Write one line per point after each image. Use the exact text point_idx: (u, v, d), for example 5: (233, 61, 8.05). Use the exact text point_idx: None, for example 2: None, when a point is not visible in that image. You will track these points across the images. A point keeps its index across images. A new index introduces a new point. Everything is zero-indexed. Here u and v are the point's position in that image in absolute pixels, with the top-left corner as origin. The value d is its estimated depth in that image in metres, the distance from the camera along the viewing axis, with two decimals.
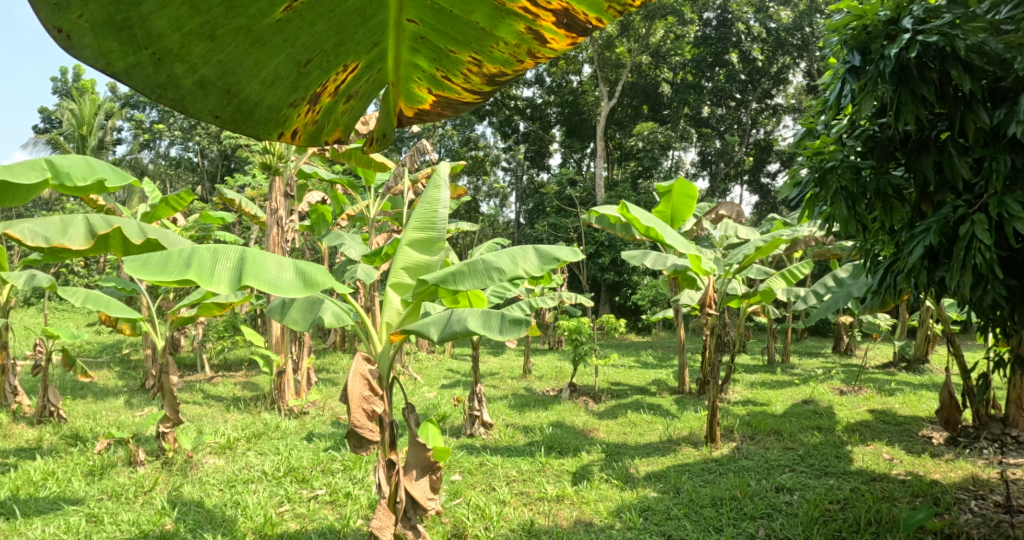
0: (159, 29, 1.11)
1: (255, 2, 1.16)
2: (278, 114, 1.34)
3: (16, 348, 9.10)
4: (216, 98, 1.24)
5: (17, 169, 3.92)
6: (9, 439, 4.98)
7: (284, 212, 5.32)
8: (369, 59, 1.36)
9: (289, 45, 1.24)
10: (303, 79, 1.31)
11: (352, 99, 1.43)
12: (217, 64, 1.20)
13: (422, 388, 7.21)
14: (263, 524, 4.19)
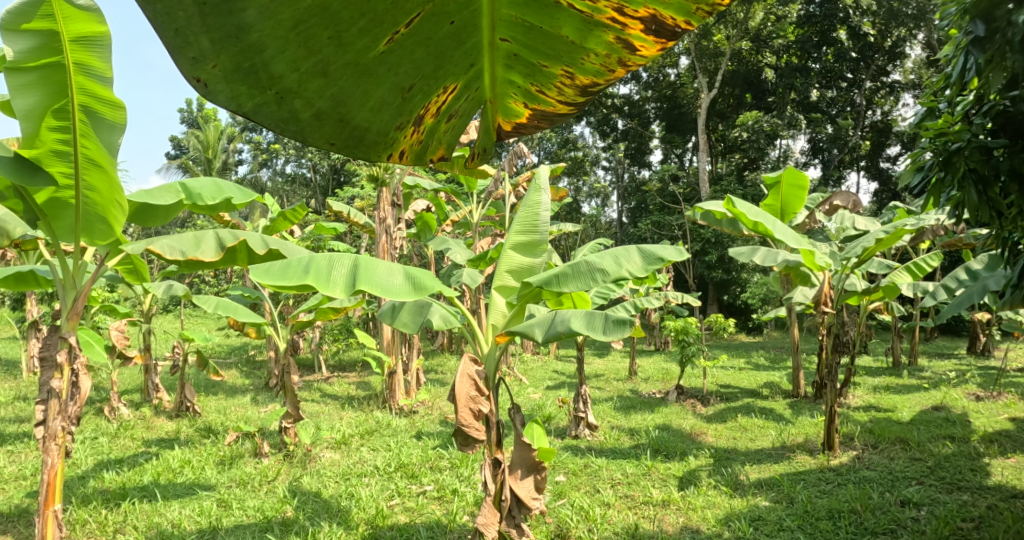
0: (280, 71, 1.20)
1: (359, 38, 1.23)
2: (386, 138, 1.38)
3: (159, 350, 10.16)
4: (331, 128, 1.31)
5: (156, 192, 4.62)
6: (152, 431, 5.59)
7: (391, 221, 5.65)
8: (467, 79, 1.38)
9: (392, 74, 1.29)
10: (408, 103, 1.35)
11: (454, 118, 1.44)
12: (330, 97, 1.27)
13: (527, 389, 7.31)
14: (375, 515, 4.45)
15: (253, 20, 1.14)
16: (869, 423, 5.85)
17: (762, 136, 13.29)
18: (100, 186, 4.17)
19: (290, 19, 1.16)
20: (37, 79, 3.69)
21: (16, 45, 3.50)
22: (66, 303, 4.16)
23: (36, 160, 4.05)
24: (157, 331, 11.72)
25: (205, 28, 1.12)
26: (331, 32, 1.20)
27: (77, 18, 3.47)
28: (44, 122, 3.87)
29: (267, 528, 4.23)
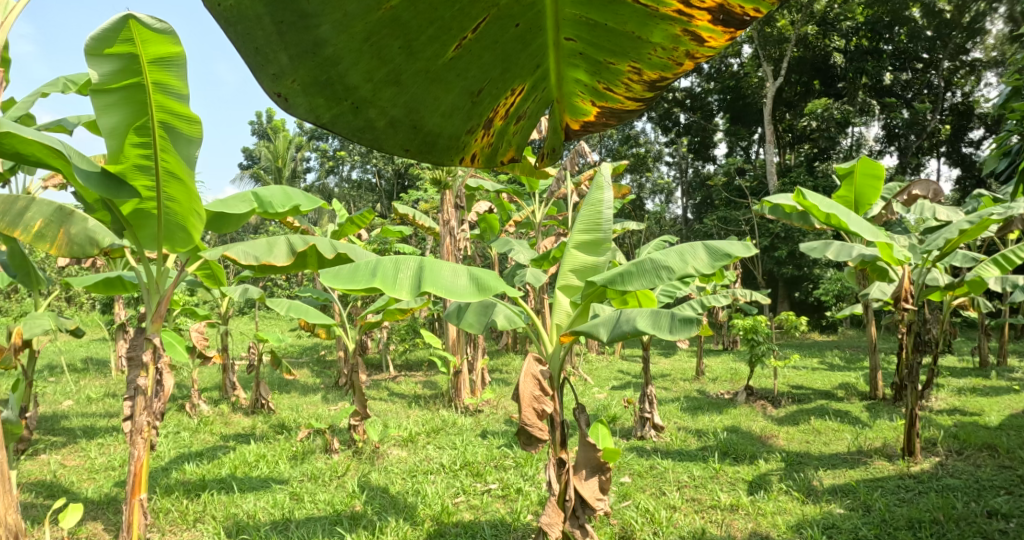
0: (355, 82, 1.32)
1: (429, 45, 1.34)
2: (458, 141, 1.49)
3: (236, 350, 10.70)
4: (405, 134, 1.42)
5: (230, 202, 4.97)
6: (230, 426, 5.90)
7: (455, 222, 5.76)
8: (534, 80, 1.47)
9: (461, 79, 1.40)
10: (477, 107, 1.46)
11: (522, 120, 1.54)
12: (403, 104, 1.39)
13: (592, 389, 7.29)
14: (440, 512, 4.54)
15: (329, 35, 1.26)
16: (955, 428, 5.48)
17: (833, 123, 12.82)
18: (179, 197, 4.47)
19: (361, 32, 1.28)
20: (120, 98, 4.03)
21: (102, 68, 3.85)
22: (151, 306, 4.59)
23: (121, 175, 4.38)
24: (233, 333, 12.34)
25: (284, 45, 1.23)
26: (401, 41, 1.32)
27: (154, 41, 3.78)
28: (128, 139, 4.20)
29: (337, 522, 4.42)
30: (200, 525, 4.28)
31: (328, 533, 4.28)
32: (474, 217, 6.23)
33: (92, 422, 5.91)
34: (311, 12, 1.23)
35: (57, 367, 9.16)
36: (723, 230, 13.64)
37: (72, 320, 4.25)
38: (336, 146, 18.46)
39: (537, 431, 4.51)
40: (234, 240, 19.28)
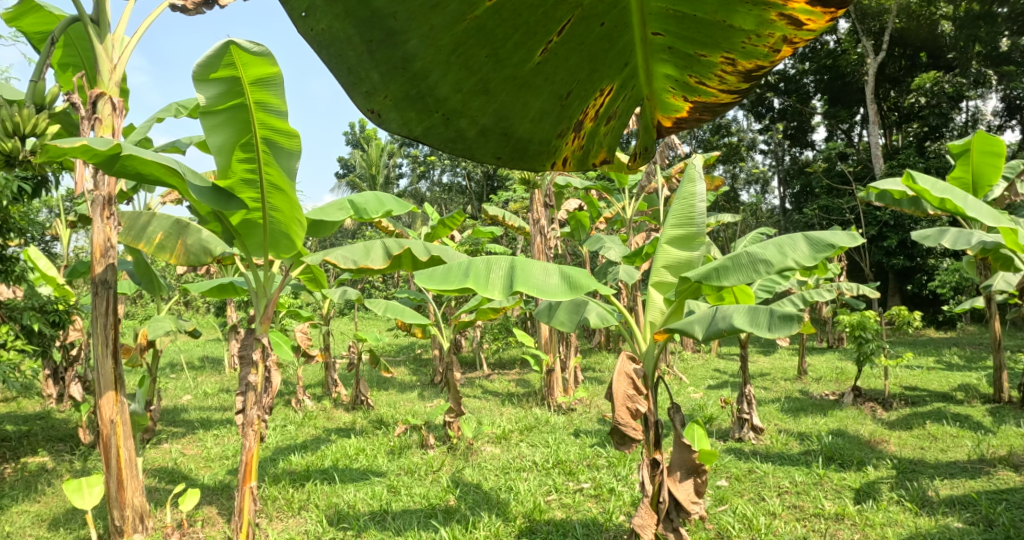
0: (444, 93, 1.20)
1: (514, 49, 1.21)
2: (549, 147, 1.34)
3: (336, 349, 11.31)
4: (496, 142, 1.29)
5: (329, 210, 5.32)
6: (333, 421, 6.25)
7: (545, 221, 5.77)
8: (623, 77, 1.30)
9: (549, 84, 1.26)
10: (566, 110, 1.31)
11: (613, 120, 1.35)
12: (493, 112, 1.25)
13: (688, 388, 7.13)
14: (532, 509, 4.57)
15: (417, 50, 1.14)
16: None
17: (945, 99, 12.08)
18: (282, 207, 4.81)
19: (451, 42, 1.16)
20: (226, 118, 4.40)
21: (210, 92, 4.21)
22: (259, 309, 5.10)
23: (229, 189, 4.76)
24: (335, 333, 13.03)
25: (374, 61, 1.12)
26: (489, 50, 1.19)
27: (253, 63, 4.09)
28: (234, 155, 4.56)
29: (432, 514, 4.58)
30: (305, 512, 4.60)
31: (423, 525, 4.45)
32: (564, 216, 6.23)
33: (209, 416, 6.44)
34: (397, 23, 1.11)
35: (179, 365, 10.01)
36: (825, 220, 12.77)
37: (191, 322, 4.84)
38: (427, 150, 18.94)
39: (632, 431, 4.62)
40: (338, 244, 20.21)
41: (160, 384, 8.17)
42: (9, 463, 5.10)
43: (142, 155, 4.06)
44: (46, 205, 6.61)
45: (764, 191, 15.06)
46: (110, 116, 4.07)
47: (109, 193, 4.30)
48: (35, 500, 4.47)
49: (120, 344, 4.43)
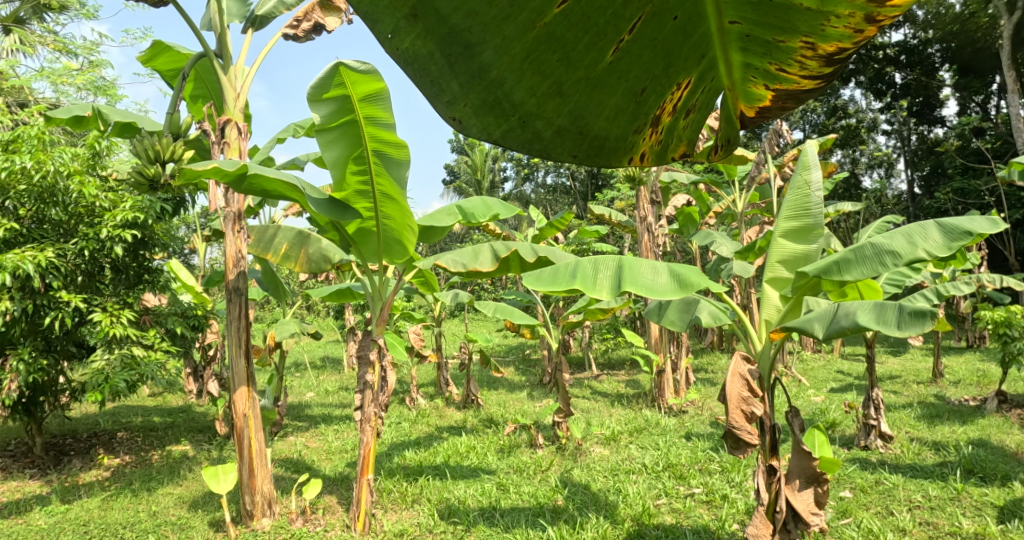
0: (519, 98, 1.30)
1: (586, 52, 1.31)
2: (626, 143, 1.41)
3: (447, 350, 11.76)
4: (572, 140, 1.36)
5: (438, 216, 5.52)
6: (445, 419, 6.50)
7: (653, 218, 5.59)
8: (700, 70, 1.39)
9: (623, 81, 1.35)
10: (642, 106, 1.39)
11: (693, 113, 1.42)
12: (569, 113, 1.34)
13: (807, 390, 6.72)
14: (641, 513, 4.44)
15: (491, 59, 1.26)
16: None
17: None
18: (393, 214, 5.06)
19: (522, 50, 1.27)
20: (338, 134, 4.70)
21: (323, 110, 4.50)
22: (375, 311, 5.42)
23: (345, 200, 5.07)
24: (447, 334, 13.49)
25: (454, 72, 1.24)
26: (561, 54, 1.29)
27: (362, 81, 4.34)
28: (348, 167, 4.87)
29: (539, 514, 4.61)
30: (418, 505, 4.81)
31: (531, 524, 4.50)
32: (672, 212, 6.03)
33: (330, 412, 6.94)
34: (472, 37, 1.23)
35: (303, 364, 10.82)
36: (957, 204, 11.46)
37: (312, 325, 5.27)
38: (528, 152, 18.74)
39: (746, 434, 4.12)
40: (450, 247, 20.88)
41: (287, 383, 8.88)
42: (158, 450, 5.94)
43: (265, 174, 4.41)
44: (186, 221, 7.37)
45: (890, 176, 13.80)
46: (236, 139, 4.51)
47: (239, 208, 4.76)
48: (178, 483, 5.09)
49: (251, 345, 4.91)
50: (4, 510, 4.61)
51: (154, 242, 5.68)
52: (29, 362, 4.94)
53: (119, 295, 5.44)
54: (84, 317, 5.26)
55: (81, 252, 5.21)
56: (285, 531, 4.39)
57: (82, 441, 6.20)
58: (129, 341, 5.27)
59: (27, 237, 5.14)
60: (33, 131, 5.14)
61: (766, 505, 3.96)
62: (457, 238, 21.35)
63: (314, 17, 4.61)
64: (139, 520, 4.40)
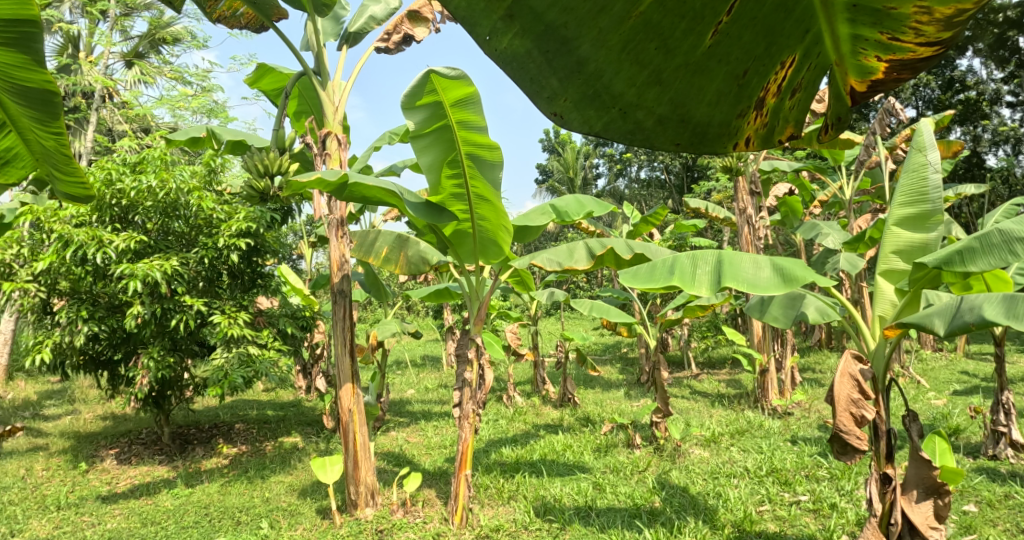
0: (620, 89, 0.94)
1: (684, 35, 0.94)
2: (729, 128, 1.05)
3: (543, 347, 12.06)
4: (675, 129, 1.01)
5: (531, 216, 5.53)
6: (542, 418, 6.61)
7: (754, 209, 5.62)
8: (805, 46, 1.00)
9: (725, 65, 0.98)
10: (746, 89, 1.02)
11: (799, 93, 1.04)
12: (670, 101, 0.98)
13: (928, 394, 6.26)
14: (742, 519, 4.19)
15: (589, 53, 0.89)
16: None
17: None
18: (489, 216, 5.13)
19: (620, 41, 0.90)
20: (433, 140, 4.80)
21: (417, 117, 4.61)
22: (473, 311, 5.51)
23: (441, 203, 5.20)
24: (544, 332, 13.76)
25: (553, 67, 0.87)
26: (659, 42, 0.93)
27: (452, 87, 4.36)
28: (443, 171, 4.97)
29: (636, 515, 4.50)
30: (513, 502, 4.84)
31: (627, 525, 4.40)
32: (772, 202, 6.20)
33: (429, 407, 7.34)
34: (570, 32, 0.86)
35: (404, 362, 11.40)
36: None
37: (412, 324, 5.53)
38: (622, 148, 18.38)
39: (855, 440, 3.77)
40: (546, 246, 21.42)
41: (390, 378, 9.48)
42: (271, 440, 6.52)
43: (364, 181, 4.58)
44: (294, 229, 7.99)
45: None
46: (337, 150, 4.75)
47: (341, 216, 5.01)
48: (289, 472, 5.55)
49: (354, 345, 5.20)
50: (139, 490, 5.22)
51: (265, 250, 6.26)
52: (158, 359, 5.53)
53: (235, 297, 6.12)
54: (205, 318, 5.84)
55: (201, 260, 5.81)
56: (387, 522, 4.57)
57: (204, 431, 6.87)
58: (246, 341, 5.78)
59: (155, 248, 5.77)
60: (157, 153, 5.76)
61: (877, 516, 3.68)
62: (553, 237, 21.82)
63: (404, 29, 4.75)
64: (254, 505, 4.84)
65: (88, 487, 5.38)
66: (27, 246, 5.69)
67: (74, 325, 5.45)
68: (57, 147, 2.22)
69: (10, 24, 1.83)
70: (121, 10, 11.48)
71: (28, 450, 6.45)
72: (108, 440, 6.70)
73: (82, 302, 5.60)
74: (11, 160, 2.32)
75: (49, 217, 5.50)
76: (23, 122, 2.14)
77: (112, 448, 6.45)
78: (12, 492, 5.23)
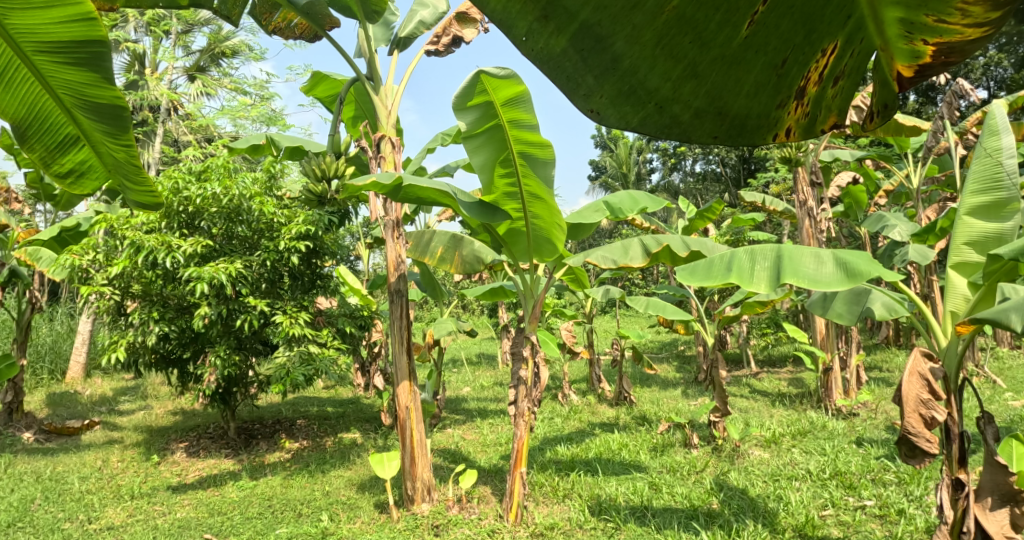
0: (654, 84, 1.27)
1: (720, 31, 1.28)
2: (769, 118, 1.38)
3: (599, 347, 12.08)
4: (712, 121, 1.35)
5: (584, 213, 5.49)
6: (598, 415, 6.84)
7: (814, 202, 6.07)
8: (847, 33, 1.32)
9: (761, 55, 1.32)
10: (785, 79, 1.35)
11: (841, 79, 1.37)
12: (705, 93, 1.33)
13: (1004, 393, 6.02)
14: (804, 523, 4.05)
15: (623, 49, 1.22)
16: None
17: None
18: (542, 214, 5.07)
19: (652, 37, 1.24)
20: (485, 139, 4.82)
21: (469, 118, 4.65)
22: (528, 309, 5.47)
23: (495, 202, 5.17)
24: (599, 332, 13.75)
25: (588, 66, 1.21)
26: (692, 35, 1.27)
27: (503, 86, 4.38)
28: (496, 171, 4.97)
29: (692, 516, 4.40)
30: (568, 501, 4.81)
31: (684, 526, 4.31)
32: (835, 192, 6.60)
33: (485, 406, 7.53)
34: (603, 29, 1.19)
35: (461, 360, 11.57)
36: None
37: (468, 323, 5.63)
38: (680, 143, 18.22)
39: (924, 443, 3.56)
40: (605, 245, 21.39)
41: (447, 377, 9.74)
42: (330, 437, 6.76)
43: (418, 183, 4.58)
44: (351, 232, 8.29)
45: None
46: (390, 153, 4.84)
47: (397, 217, 5.09)
48: (348, 467, 5.75)
49: (413, 342, 5.39)
50: (206, 482, 5.54)
51: (324, 251, 6.57)
52: (224, 357, 5.87)
53: (296, 298, 6.38)
54: (268, 318, 6.14)
55: (263, 263, 6.14)
56: (443, 517, 4.65)
57: (268, 426, 7.19)
58: (306, 339, 6.03)
59: (221, 251, 6.11)
60: (221, 162, 6.10)
61: (948, 525, 3.46)
62: (607, 234, 21.81)
63: (452, 31, 4.82)
64: (315, 497, 5.05)
65: (158, 479, 5.73)
66: (102, 252, 6.09)
67: (146, 325, 5.81)
68: (127, 160, 2.33)
69: (81, 45, 2.09)
70: (182, 27, 12.09)
71: (104, 444, 6.91)
72: (178, 434, 7.07)
73: (151, 304, 5.96)
74: (85, 171, 2.47)
75: (122, 225, 5.89)
76: (97, 136, 2.30)
77: (181, 441, 6.82)
78: (90, 482, 5.61)
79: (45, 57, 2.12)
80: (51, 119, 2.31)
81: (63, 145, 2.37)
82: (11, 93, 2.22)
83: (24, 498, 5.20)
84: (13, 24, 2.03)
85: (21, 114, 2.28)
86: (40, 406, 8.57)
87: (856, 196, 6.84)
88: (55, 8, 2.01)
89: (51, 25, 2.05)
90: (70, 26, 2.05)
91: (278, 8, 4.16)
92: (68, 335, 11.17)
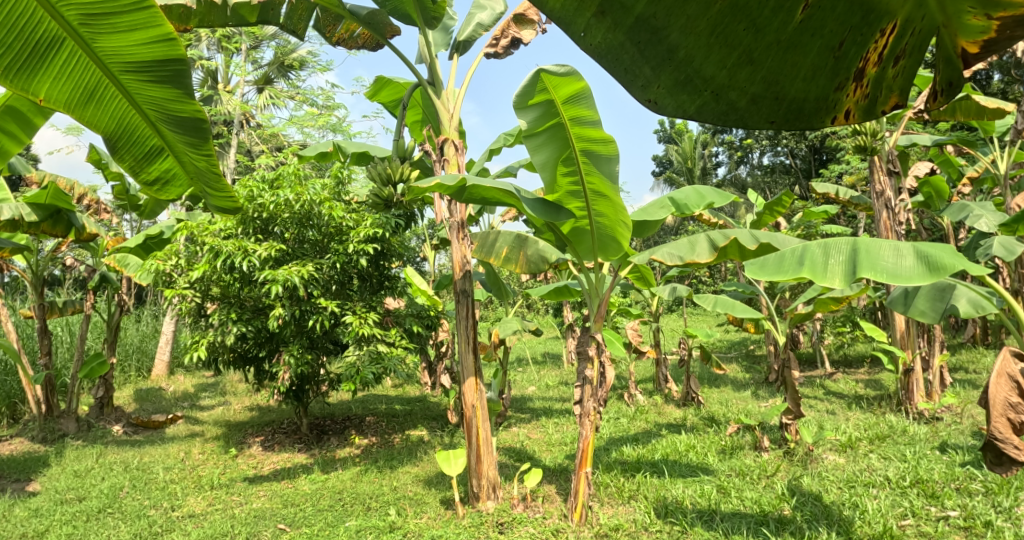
0: (711, 72, 1.39)
1: (776, 17, 1.38)
2: (828, 101, 1.44)
3: (666, 346, 12.01)
4: (769, 106, 1.43)
5: (651, 210, 5.36)
6: (666, 415, 6.82)
7: (892, 193, 6.05)
8: (908, 11, 1.37)
9: (818, 38, 1.40)
10: (842, 61, 1.42)
11: (903, 59, 1.40)
12: (762, 80, 1.41)
13: None
14: (881, 531, 3.87)
15: (679, 40, 1.36)
16: None
17: None
18: (605, 212, 4.91)
19: (706, 27, 1.37)
20: (546, 138, 4.72)
21: (529, 116, 4.58)
22: (593, 308, 5.17)
23: (558, 201, 5.04)
24: (666, 330, 13.60)
25: (646, 58, 1.37)
26: (747, 23, 1.38)
27: (563, 84, 4.30)
28: (557, 169, 4.85)
29: (762, 522, 4.25)
30: (634, 501, 4.76)
31: (753, 531, 4.15)
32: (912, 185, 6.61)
33: (549, 405, 7.63)
34: (658, 21, 1.35)
35: (525, 359, 11.70)
36: None
37: (532, 322, 5.73)
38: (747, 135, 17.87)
39: (1014, 450, 3.09)
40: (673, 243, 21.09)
41: (512, 375, 9.93)
42: (398, 433, 7.01)
43: (481, 182, 4.40)
44: (416, 233, 8.62)
45: None
46: (454, 155, 4.88)
47: (460, 218, 4.93)
48: (415, 463, 5.96)
49: (480, 339, 5.52)
50: (280, 474, 5.87)
51: (391, 253, 6.87)
52: (297, 356, 6.23)
53: (365, 299, 6.68)
54: (338, 318, 6.45)
55: (333, 265, 6.45)
56: (506, 514, 4.68)
57: (338, 423, 7.49)
58: (376, 339, 6.34)
59: (293, 255, 6.46)
60: (291, 169, 6.45)
61: None
62: (671, 231, 21.60)
63: (510, 33, 4.86)
64: (384, 492, 5.23)
65: (236, 471, 6.10)
66: (183, 258, 6.53)
67: (225, 325, 6.22)
68: (207, 168, 2.50)
69: (162, 63, 2.22)
70: (251, 42, 12.85)
71: (186, 437, 7.40)
72: (254, 429, 7.46)
73: (230, 306, 6.38)
74: (170, 178, 2.64)
75: (201, 232, 6.30)
76: (180, 147, 2.46)
77: (258, 435, 7.22)
78: (173, 473, 6.03)
79: (130, 76, 2.25)
80: (137, 132, 2.47)
81: (150, 155, 2.54)
82: (101, 111, 2.35)
83: (115, 486, 5.64)
84: (102, 46, 2.16)
85: (110, 128, 2.42)
86: (128, 401, 9.28)
87: (936, 185, 6.51)
88: (139, 30, 2.13)
89: (134, 47, 2.17)
90: (152, 47, 2.18)
91: (340, 19, 4.39)
92: (154, 336, 11.96)
